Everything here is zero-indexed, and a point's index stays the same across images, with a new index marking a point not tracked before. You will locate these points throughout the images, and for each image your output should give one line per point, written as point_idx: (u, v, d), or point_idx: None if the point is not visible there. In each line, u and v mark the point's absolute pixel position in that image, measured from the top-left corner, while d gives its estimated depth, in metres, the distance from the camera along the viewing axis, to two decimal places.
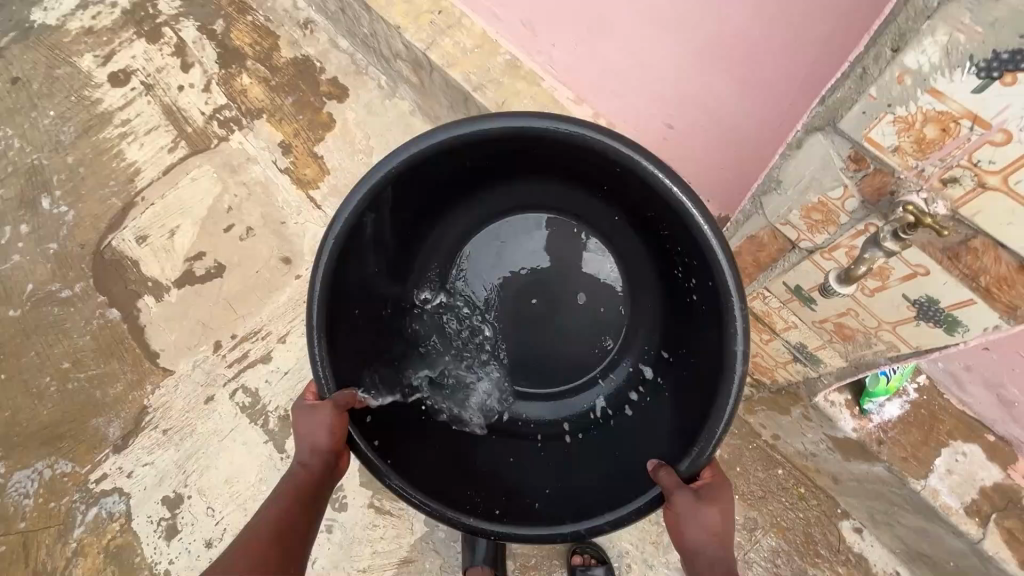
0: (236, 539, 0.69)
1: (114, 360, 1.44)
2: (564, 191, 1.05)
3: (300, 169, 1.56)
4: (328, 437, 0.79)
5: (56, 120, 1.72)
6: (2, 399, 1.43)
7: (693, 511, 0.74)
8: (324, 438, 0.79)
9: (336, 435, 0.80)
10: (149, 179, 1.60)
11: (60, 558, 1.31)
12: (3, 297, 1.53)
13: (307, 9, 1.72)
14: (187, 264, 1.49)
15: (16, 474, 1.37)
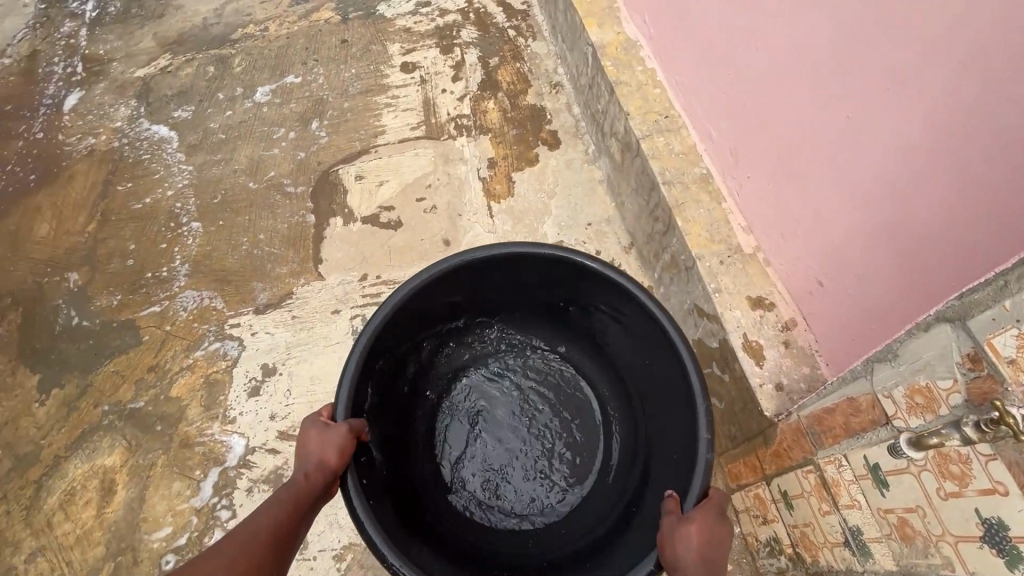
0: (240, 531, 0.83)
1: (292, 249, 1.77)
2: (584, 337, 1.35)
3: (494, 183, 1.82)
4: (336, 457, 0.97)
5: (352, 76, 2.26)
6: (211, 237, 1.84)
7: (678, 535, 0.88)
8: (329, 460, 0.96)
9: (340, 458, 0.97)
10: (387, 140, 2.01)
11: (176, 364, 1.57)
12: (253, 173, 2.00)
13: (561, 76, 2.09)
14: (377, 209, 1.79)
15: (186, 291, 1.72)
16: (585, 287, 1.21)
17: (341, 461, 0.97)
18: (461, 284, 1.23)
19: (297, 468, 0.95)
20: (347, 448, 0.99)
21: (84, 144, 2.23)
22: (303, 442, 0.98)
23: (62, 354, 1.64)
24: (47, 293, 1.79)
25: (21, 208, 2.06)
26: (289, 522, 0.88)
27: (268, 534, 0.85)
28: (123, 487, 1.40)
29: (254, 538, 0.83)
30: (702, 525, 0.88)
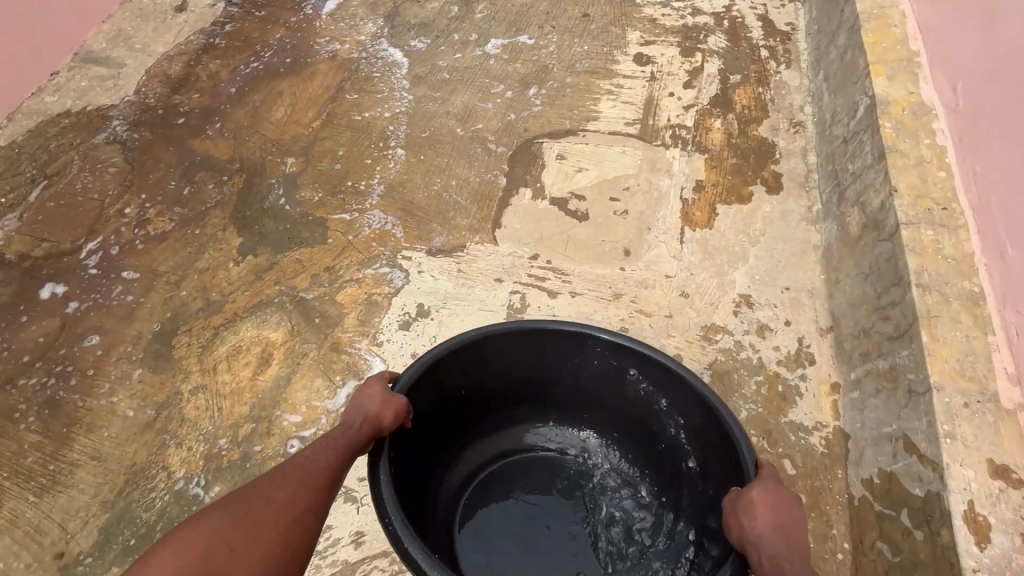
0: (299, 468, 0.97)
1: (476, 204, 1.80)
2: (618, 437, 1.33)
3: (695, 208, 1.69)
4: (391, 416, 1.05)
5: (583, 52, 2.21)
6: (410, 168, 1.94)
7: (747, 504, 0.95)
8: (381, 422, 1.04)
9: (392, 421, 1.05)
10: (597, 128, 1.94)
11: (348, 275, 1.69)
12: (463, 119, 2.06)
13: (806, 116, 1.86)
14: (568, 195, 1.75)
15: (374, 211, 1.83)
16: (650, 381, 1.24)
17: (391, 425, 1.06)
18: (522, 351, 1.28)
19: (348, 417, 1.04)
20: (400, 413, 1.07)
21: (330, 48, 2.45)
22: (357, 402, 1.06)
23: (263, 228, 1.85)
24: (266, 170, 2.02)
25: (267, 88, 2.32)
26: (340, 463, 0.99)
27: (320, 473, 0.97)
28: (277, 363, 1.55)
29: (308, 477, 0.96)
30: (759, 498, 0.95)
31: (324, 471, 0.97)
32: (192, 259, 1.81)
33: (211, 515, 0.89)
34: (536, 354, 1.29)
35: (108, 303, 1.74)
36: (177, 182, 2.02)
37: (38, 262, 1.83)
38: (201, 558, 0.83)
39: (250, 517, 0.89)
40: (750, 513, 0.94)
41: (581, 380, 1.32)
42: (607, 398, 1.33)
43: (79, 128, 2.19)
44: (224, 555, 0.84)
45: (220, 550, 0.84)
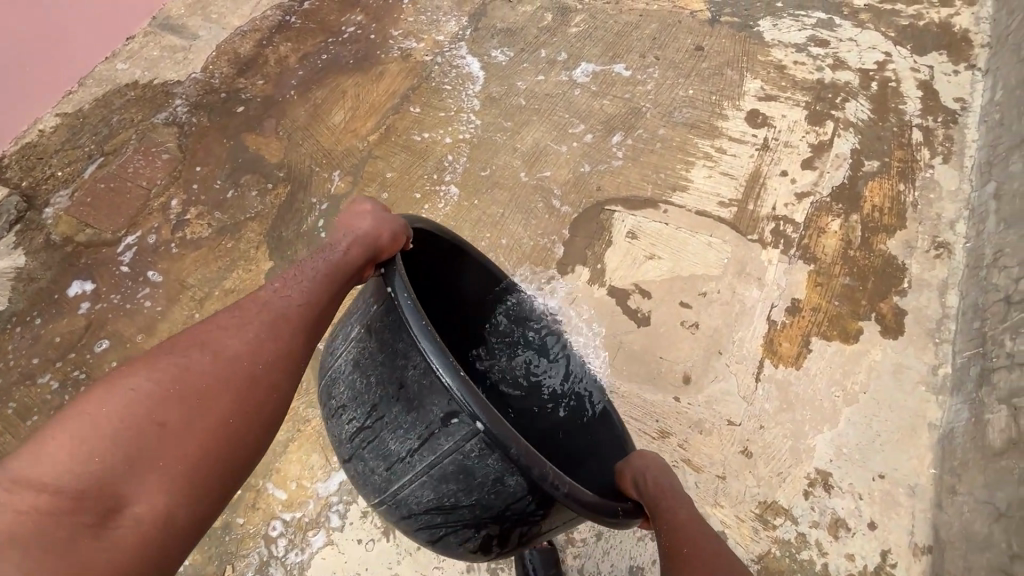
0: (270, 308, 0.83)
1: (524, 274, 1.57)
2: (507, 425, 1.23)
3: (782, 336, 1.38)
4: (383, 238, 0.90)
5: (685, 97, 1.86)
6: (460, 212, 1.72)
7: (638, 466, 0.94)
8: (378, 242, 0.89)
9: (390, 245, 0.90)
10: (683, 202, 1.63)
11: None
12: (530, 161, 1.80)
13: (955, 238, 1.47)
14: (631, 288, 1.49)
15: None
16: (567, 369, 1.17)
17: (390, 246, 0.90)
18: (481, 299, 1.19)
19: (340, 241, 0.89)
20: (397, 239, 0.91)
21: (405, 44, 2.22)
22: (351, 224, 0.91)
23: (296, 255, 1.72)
24: (312, 185, 1.87)
25: (331, 84, 2.15)
26: (323, 300, 0.85)
27: (299, 313, 0.83)
28: (278, 423, 1.41)
29: (281, 321, 0.82)
30: (652, 455, 0.97)
31: (299, 311, 0.84)
32: (221, 276, 1.72)
33: (149, 371, 0.73)
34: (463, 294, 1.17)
35: (133, 310, 1.68)
36: (223, 182, 1.92)
37: (78, 249, 1.81)
38: (119, 440, 0.68)
39: (186, 374, 0.75)
40: (641, 460, 0.96)
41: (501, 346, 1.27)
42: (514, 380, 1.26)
43: (142, 103, 2.12)
44: (157, 433, 0.70)
45: (144, 429, 0.70)
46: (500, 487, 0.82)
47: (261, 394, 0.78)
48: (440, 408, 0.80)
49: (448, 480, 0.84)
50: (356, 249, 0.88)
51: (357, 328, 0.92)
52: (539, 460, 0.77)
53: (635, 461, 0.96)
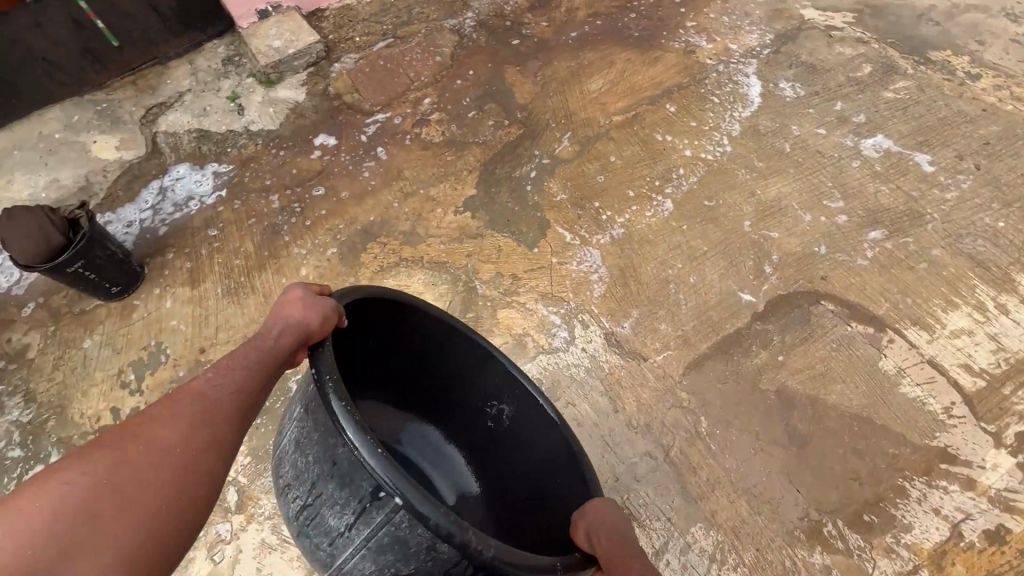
0: (202, 398, 0.79)
1: (695, 324, 1.45)
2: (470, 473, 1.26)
3: (961, 555, 1.16)
4: (316, 322, 0.91)
5: (987, 228, 1.52)
6: (666, 229, 1.63)
7: (592, 525, 0.93)
8: (308, 326, 0.89)
9: (320, 326, 0.91)
10: (917, 341, 1.37)
11: (526, 297, 1.56)
12: (763, 213, 1.62)
13: None
14: (807, 401, 1.32)
15: (590, 252, 1.62)
16: (528, 424, 1.16)
17: (321, 329, 0.91)
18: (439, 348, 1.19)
19: (270, 330, 0.89)
20: (326, 322, 0.92)
21: (694, 38, 2.09)
22: (277, 315, 0.91)
23: (498, 194, 1.78)
24: (541, 138, 1.90)
25: (603, 50, 2.13)
26: (253, 395, 0.83)
27: (230, 406, 0.80)
28: None
29: (214, 411, 0.79)
30: (602, 506, 0.97)
31: (233, 402, 0.81)
32: (430, 181, 1.86)
33: (89, 454, 0.70)
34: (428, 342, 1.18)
35: (356, 176, 1.91)
36: (471, 101, 2.04)
37: (343, 107, 2.08)
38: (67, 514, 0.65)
39: (130, 459, 0.71)
40: (594, 513, 0.96)
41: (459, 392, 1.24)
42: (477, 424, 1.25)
43: (442, 4, 2.32)
44: (82, 520, 0.65)
45: (94, 505, 0.67)
46: (432, 553, 0.84)
47: (202, 482, 0.73)
48: (367, 481, 0.83)
49: (385, 551, 0.86)
50: (287, 339, 0.88)
51: (298, 410, 0.97)
52: (461, 527, 0.78)
53: (588, 514, 0.96)
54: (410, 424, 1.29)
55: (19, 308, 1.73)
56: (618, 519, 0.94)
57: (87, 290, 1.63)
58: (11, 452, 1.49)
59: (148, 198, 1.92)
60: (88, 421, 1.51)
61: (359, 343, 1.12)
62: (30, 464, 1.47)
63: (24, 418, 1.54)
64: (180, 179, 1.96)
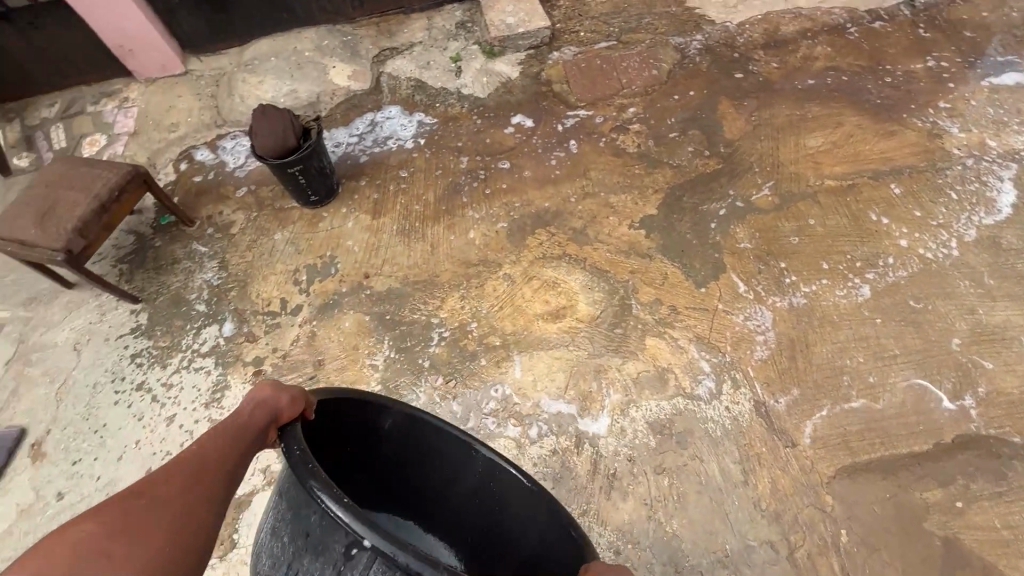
0: (190, 457, 0.64)
1: (861, 428, 1.31)
2: None
3: None
4: (285, 401, 0.76)
5: None
6: (855, 316, 1.47)
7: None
8: (277, 405, 0.75)
9: (291, 407, 0.76)
10: None
11: (680, 332, 1.49)
12: (978, 336, 1.42)
13: None
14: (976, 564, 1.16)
15: (762, 312, 1.51)
16: (514, 500, 1.03)
17: (291, 409, 0.76)
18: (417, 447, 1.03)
19: (239, 407, 0.73)
20: (297, 400, 0.77)
21: (945, 122, 1.86)
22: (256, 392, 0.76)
23: (678, 222, 1.72)
24: (740, 179, 1.81)
25: (833, 108, 1.96)
26: (238, 461, 0.68)
27: (219, 470, 0.65)
28: (559, 326, 1.53)
29: (203, 473, 0.63)
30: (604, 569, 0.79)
31: (222, 465, 0.66)
32: (613, 188, 1.84)
33: (86, 512, 0.55)
34: (389, 443, 1.01)
35: (543, 161, 1.95)
36: (675, 122, 2.00)
37: (550, 94, 2.13)
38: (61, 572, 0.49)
39: (125, 512, 0.56)
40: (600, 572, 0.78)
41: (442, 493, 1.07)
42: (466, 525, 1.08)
43: (673, 20, 2.28)
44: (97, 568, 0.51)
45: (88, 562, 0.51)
46: None
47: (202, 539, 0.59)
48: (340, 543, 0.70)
49: None
50: (278, 409, 0.75)
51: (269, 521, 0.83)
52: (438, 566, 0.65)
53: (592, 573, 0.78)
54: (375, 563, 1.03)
55: (235, 188, 1.99)
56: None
57: (294, 191, 1.83)
58: (197, 305, 1.71)
59: (359, 126, 2.12)
60: (259, 302, 1.69)
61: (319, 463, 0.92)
62: (207, 320, 1.67)
63: (214, 281, 1.76)
64: (390, 119, 2.13)
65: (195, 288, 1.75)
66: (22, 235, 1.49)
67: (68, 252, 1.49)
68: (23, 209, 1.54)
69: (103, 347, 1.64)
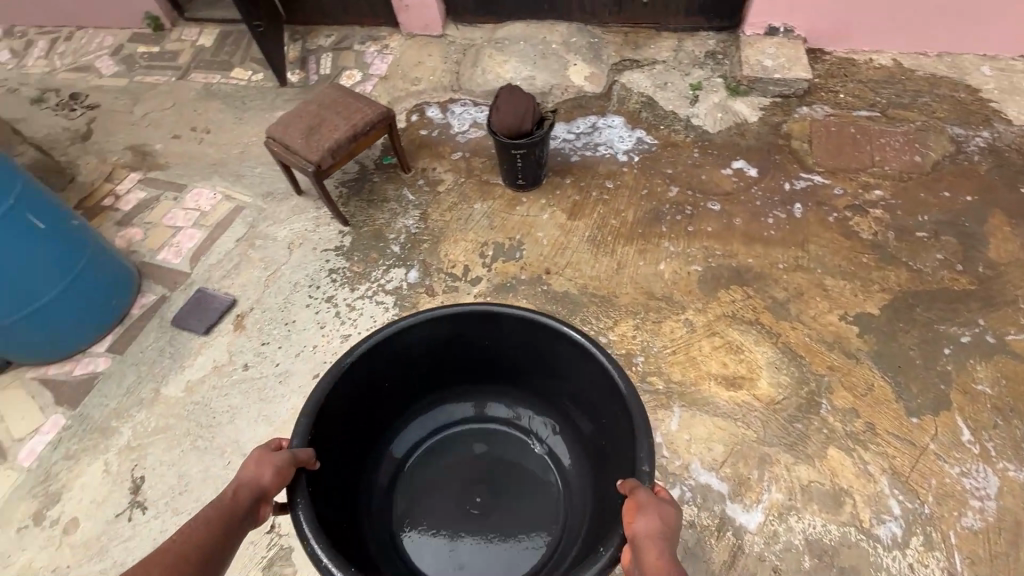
0: (178, 537, 0.78)
1: None
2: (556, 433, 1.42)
3: None
4: (270, 476, 0.90)
5: None
6: None
7: (647, 508, 0.87)
8: (263, 482, 0.90)
9: (275, 480, 0.91)
10: None
11: (874, 457, 1.30)
12: None
13: None
14: None
15: (985, 474, 1.27)
16: (523, 332, 1.29)
17: (275, 482, 0.91)
18: (445, 333, 1.31)
19: (230, 487, 0.88)
20: (284, 471, 0.92)
21: None
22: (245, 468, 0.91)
23: (903, 334, 1.50)
24: (995, 311, 1.53)
25: None
26: (221, 543, 0.81)
27: (201, 554, 0.77)
28: (733, 396, 1.41)
29: (185, 558, 0.76)
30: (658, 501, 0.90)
31: (203, 548, 0.78)
32: (832, 270, 1.65)
33: None
34: (384, 367, 1.28)
35: (759, 217, 1.80)
36: (927, 221, 1.74)
37: (786, 149, 1.97)
38: None
39: None
40: (655, 502, 0.89)
41: (500, 351, 1.37)
42: (515, 360, 1.38)
43: (959, 107, 1.99)
44: None
45: None
46: None
47: None
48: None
49: None
50: (268, 484, 0.90)
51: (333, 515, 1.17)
52: None
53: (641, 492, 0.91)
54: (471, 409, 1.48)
55: (453, 151, 2.12)
56: (666, 524, 0.85)
57: (506, 171, 1.89)
58: (393, 245, 1.85)
59: (580, 126, 2.12)
60: (445, 262, 1.79)
61: (367, 392, 1.28)
62: (398, 262, 1.80)
63: (412, 228, 1.89)
64: (611, 127, 2.11)
65: (395, 230, 1.89)
66: (289, 139, 1.72)
67: (319, 165, 1.69)
68: (295, 118, 1.76)
69: (311, 255, 1.84)
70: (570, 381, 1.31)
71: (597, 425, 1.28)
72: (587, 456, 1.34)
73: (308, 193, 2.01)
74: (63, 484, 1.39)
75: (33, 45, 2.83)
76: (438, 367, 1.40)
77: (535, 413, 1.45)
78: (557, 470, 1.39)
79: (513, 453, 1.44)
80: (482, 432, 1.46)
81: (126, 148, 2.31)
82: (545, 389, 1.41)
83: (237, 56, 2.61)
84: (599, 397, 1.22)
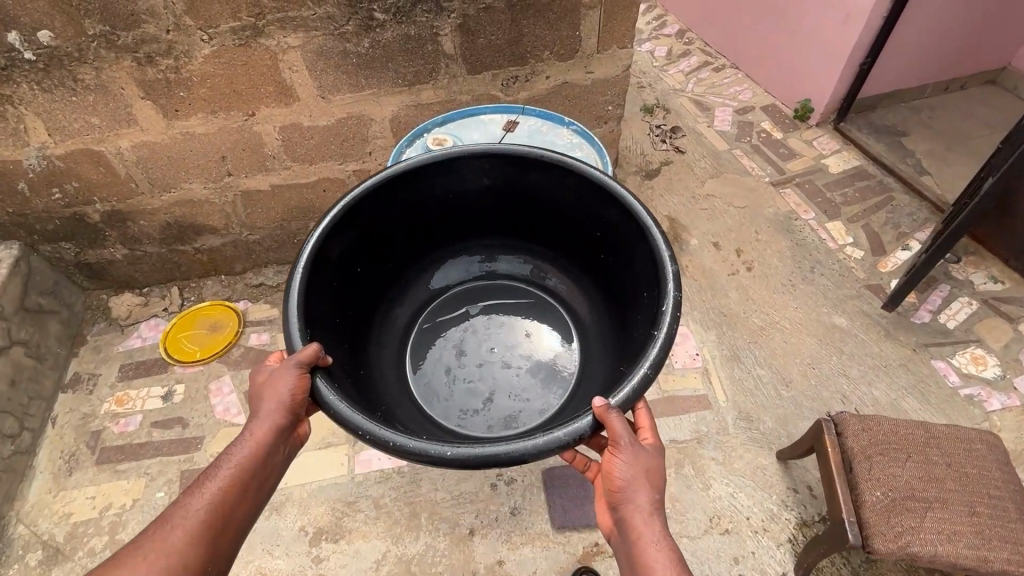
0: (199, 497, 0.75)
1: None
2: (527, 263, 1.23)
3: None
4: (288, 392, 0.80)
5: None
6: None
7: (626, 476, 0.77)
8: (287, 408, 0.81)
9: (297, 400, 0.81)
10: None
11: None
12: None
13: None
14: None
15: None
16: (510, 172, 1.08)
17: (298, 401, 0.81)
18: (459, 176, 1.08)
19: (258, 414, 0.81)
20: (302, 391, 0.81)
21: None
22: (260, 384, 0.83)
23: None
24: None
25: None
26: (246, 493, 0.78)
27: (223, 516, 0.75)
28: None
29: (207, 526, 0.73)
30: (646, 461, 0.79)
31: (230, 507, 0.76)
32: None
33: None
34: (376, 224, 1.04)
35: None
36: None
37: None
38: None
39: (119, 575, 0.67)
40: (636, 462, 0.78)
41: (499, 192, 1.12)
42: (516, 209, 1.15)
43: None
44: None
45: None
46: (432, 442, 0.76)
47: None
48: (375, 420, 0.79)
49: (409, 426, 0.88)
50: (295, 397, 0.81)
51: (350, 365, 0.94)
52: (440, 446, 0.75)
53: (626, 446, 0.77)
54: (459, 282, 1.24)
55: None
56: (649, 497, 0.77)
57: None
58: None
59: None
60: None
61: (340, 288, 0.99)
62: None
63: None
64: None
65: None
66: (864, 477, 1.05)
67: (868, 547, 0.98)
68: (898, 456, 1.06)
69: (726, 565, 1.24)
70: (563, 211, 1.10)
71: (605, 257, 1.08)
72: (597, 296, 1.14)
73: (788, 468, 1.39)
74: (352, 530, 1.28)
75: (687, 57, 2.82)
76: (432, 230, 1.16)
77: (554, 274, 1.22)
78: (565, 304, 1.20)
79: (518, 305, 1.23)
80: (472, 304, 1.23)
81: (666, 216, 2.06)
82: (540, 235, 1.19)
83: (851, 209, 2.02)
84: (592, 218, 1.06)
